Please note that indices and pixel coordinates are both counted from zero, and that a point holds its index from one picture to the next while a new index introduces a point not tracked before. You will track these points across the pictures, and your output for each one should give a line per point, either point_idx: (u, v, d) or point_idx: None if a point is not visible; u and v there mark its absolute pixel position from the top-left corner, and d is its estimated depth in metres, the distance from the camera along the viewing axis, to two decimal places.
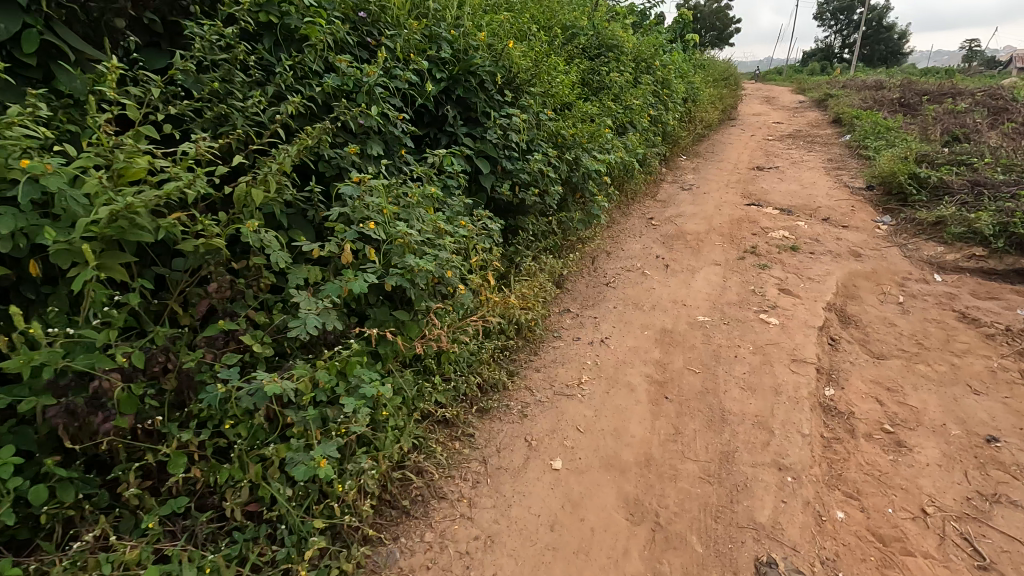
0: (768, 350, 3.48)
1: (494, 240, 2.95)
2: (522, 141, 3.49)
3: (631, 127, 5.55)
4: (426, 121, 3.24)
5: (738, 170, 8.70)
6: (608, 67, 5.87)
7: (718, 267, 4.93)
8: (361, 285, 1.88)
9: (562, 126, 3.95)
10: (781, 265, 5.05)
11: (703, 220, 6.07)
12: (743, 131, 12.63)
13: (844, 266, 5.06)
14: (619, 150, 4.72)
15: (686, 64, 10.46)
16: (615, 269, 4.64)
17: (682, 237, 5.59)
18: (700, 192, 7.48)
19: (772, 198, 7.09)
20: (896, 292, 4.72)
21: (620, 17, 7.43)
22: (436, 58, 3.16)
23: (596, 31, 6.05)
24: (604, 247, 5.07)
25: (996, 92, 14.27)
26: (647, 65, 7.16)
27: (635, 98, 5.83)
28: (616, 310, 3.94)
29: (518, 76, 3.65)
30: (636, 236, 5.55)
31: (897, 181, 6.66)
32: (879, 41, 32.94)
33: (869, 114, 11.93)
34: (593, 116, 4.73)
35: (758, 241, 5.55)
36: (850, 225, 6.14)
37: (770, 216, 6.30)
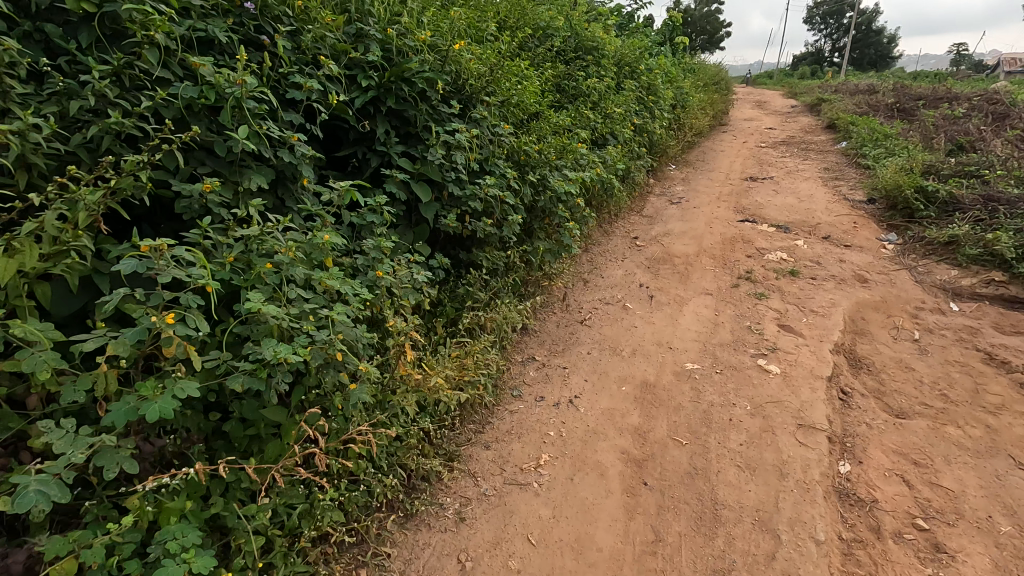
0: (767, 409, 2.93)
1: (425, 291, 2.37)
2: (472, 161, 2.92)
3: (611, 138, 5.00)
4: (350, 138, 2.64)
5: (730, 181, 8.17)
6: (586, 72, 5.32)
7: (709, 297, 4.38)
8: (160, 408, 1.34)
9: (525, 142, 3.37)
10: (779, 293, 4.51)
11: (692, 240, 5.53)
12: (735, 138, 12.13)
13: (849, 294, 4.53)
14: (596, 166, 4.16)
15: (675, 68, 9.95)
16: (592, 303, 4.08)
17: (670, 261, 5.03)
18: (690, 206, 6.95)
19: (768, 213, 6.55)
20: (909, 325, 4.19)
21: (602, 18, 6.90)
22: (362, 62, 2.59)
23: (573, 33, 5.51)
24: (581, 275, 4.51)
25: (993, 98, 13.89)
26: (631, 70, 6.63)
27: (617, 106, 5.29)
28: (590, 356, 3.37)
29: (469, 84, 3.07)
30: (619, 261, 4.98)
31: (903, 195, 6.14)
32: (870, 45, 32.72)
33: (865, 120, 11.45)
34: (566, 128, 4.17)
35: (752, 265, 5.01)
36: (853, 245, 5.61)
37: (765, 234, 5.76)
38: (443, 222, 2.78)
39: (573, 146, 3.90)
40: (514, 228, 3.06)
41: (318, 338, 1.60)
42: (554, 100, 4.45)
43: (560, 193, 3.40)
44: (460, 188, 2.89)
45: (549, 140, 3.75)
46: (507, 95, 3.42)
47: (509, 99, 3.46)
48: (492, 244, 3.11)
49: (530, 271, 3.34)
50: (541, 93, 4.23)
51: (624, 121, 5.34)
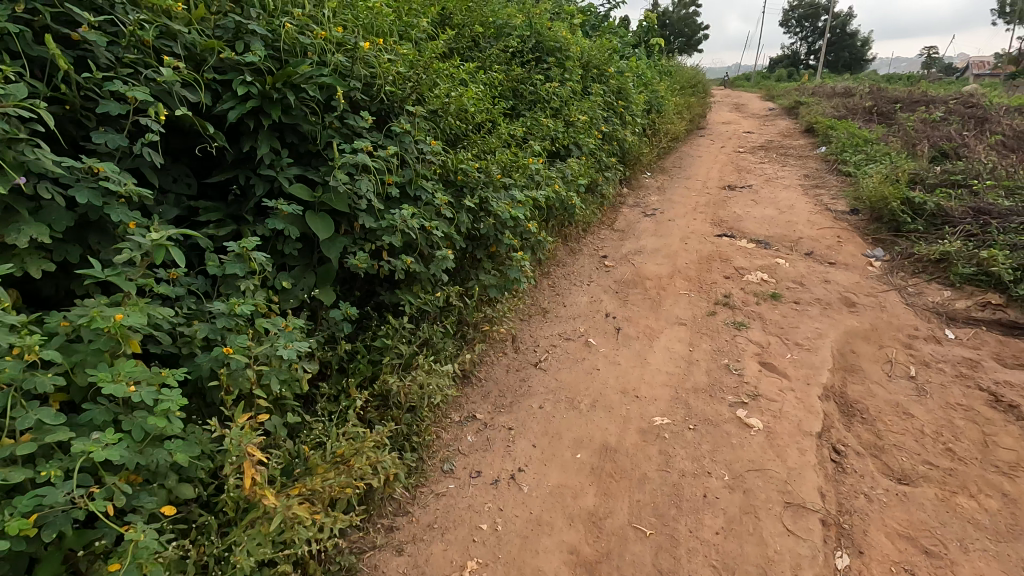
0: (748, 480, 2.46)
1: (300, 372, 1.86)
2: (389, 186, 2.40)
3: (573, 149, 4.52)
4: (227, 160, 2.11)
5: (708, 190, 7.76)
6: (545, 77, 4.85)
7: (682, 328, 3.92)
8: None
9: (463, 159, 2.87)
10: (759, 322, 4.07)
11: (666, 259, 5.07)
12: (713, 142, 11.79)
13: (835, 322, 4.10)
14: (553, 183, 3.67)
15: (649, 72, 9.53)
16: (550, 340, 3.58)
17: (640, 284, 4.56)
18: (664, 218, 6.51)
19: (747, 226, 6.13)
20: (903, 358, 3.77)
21: (568, 18, 6.43)
22: (239, 64, 2.07)
23: (532, 34, 5.03)
24: (540, 305, 4.01)
25: (968, 101, 13.80)
26: (600, 72, 6.16)
27: (581, 112, 4.81)
28: (542, 410, 2.88)
29: (389, 90, 2.56)
30: (584, 285, 4.49)
31: (888, 207, 5.76)
32: (844, 48, 32.94)
33: (844, 125, 11.17)
34: (517, 140, 3.68)
35: (729, 288, 4.57)
36: (838, 262, 5.20)
37: (744, 251, 5.33)
38: (349, 263, 2.25)
39: (523, 162, 3.40)
40: (444, 264, 2.53)
41: (45, 502, 1.28)
42: (506, 108, 3.96)
43: (507, 217, 2.88)
44: (374, 219, 2.36)
45: (494, 156, 3.26)
46: (440, 105, 2.91)
47: (444, 109, 2.95)
48: (422, 282, 2.58)
49: (470, 312, 2.83)
50: (488, 101, 3.73)
51: (588, 130, 4.89)
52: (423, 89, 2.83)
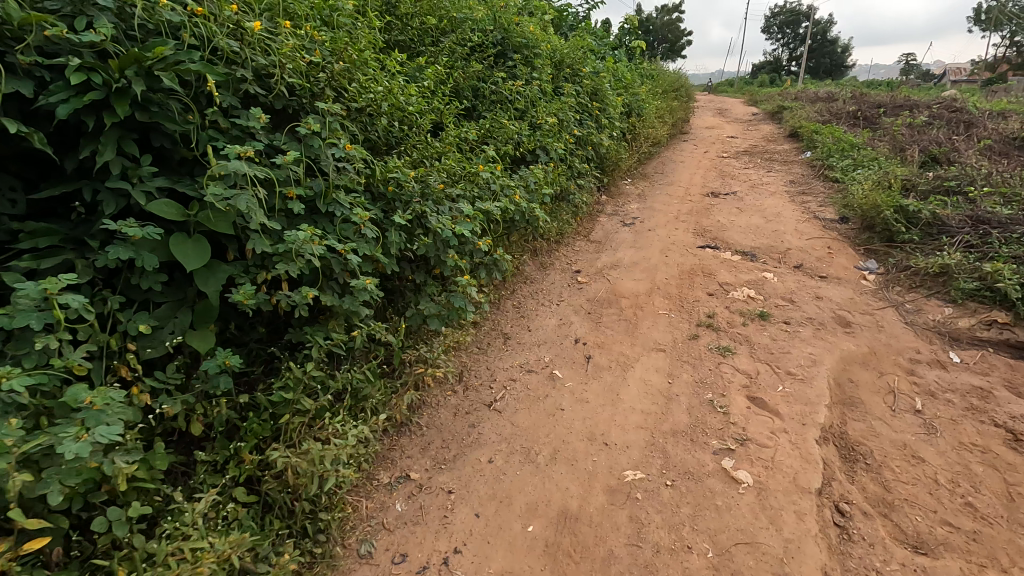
0: (736, 558, 2.02)
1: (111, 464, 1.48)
2: (289, 202, 1.94)
3: (539, 155, 4.09)
4: (67, 169, 1.64)
5: (690, 198, 7.37)
6: (509, 76, 4.43)
7: (660, 354, 3.49)
8: None
9: (395, 167, 2.41)
10: (746, 346, 3.66)
11: (644, 273, 4.65)
12: (696, 147, 11.46)
13: (830, 344, 3.70)
14: (512, 194, 3.23)
15: (629, 74, 9.16)
16: (509, 373, 3.13)
17: (616, 303, 4.13)
18: (644, 228, 6.10)
19: (732, 236, 5.74)
20: (907, 387, 3.37)
21: (539, 14, 6.02)
22: (78, 46, 1.60)
23: (495, 29, 4.61)
24: (501, 331, 3.56)
25: (950, 105, 13.67)
26: (573, 72, 5.75)
27: (548, 114, 4.39)
28: (492, 465, 2.42)
29: (295, 84, 2.10)
30: (553, 305, 4.06)
31: (881, 216, 5.40)
32: (824, 54, 33.10)
33: (829, 130, 10.90)
34: (470, 145, 3.23)
35: (713, 306, 4.15)
36: (829, 276, 4.82)
37: (729, 264, 4.93)
38: (232, 299, 1.78)
39: (474, 170, 2.96)
40: (364, 296, 2.07)
41: None
42: (459, 109, 3.52)
43: (448, 236, 2.42)
44: (271, 242, 1.90)
45: (439, 163, 2.81)
46: (368, 103, 2.46)
47: (374, 108, 2.50)
48: (338, 317, 2.12)
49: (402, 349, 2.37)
50: (438, 101, 3.29)
51: (557, 134, 4.47)
52: (346, 84, 2.38)
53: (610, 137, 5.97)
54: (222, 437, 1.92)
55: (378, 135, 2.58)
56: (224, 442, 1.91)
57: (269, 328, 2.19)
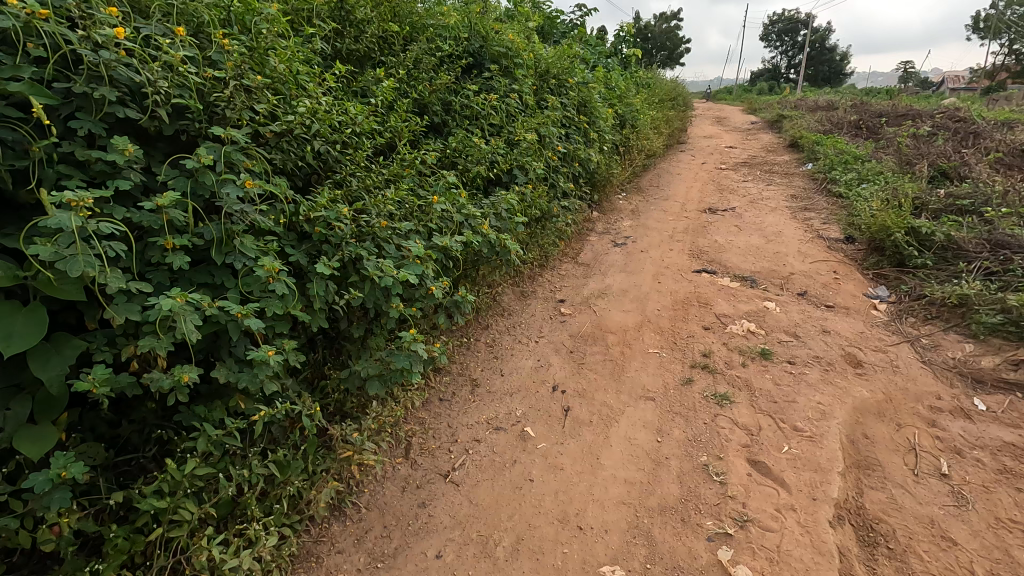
0: None
1: None
2: (166, 255, 1.54)
3: (515, 177, 3.70)
4: None
5: (686, 214, 6.99)
6: (484, 90, 4.06)
7: (648, 404, 3.09)
8: None
9: (322, 202, 2.00)
10: (747, 392, 3.25)
11: (634, 304, 4.25)
12: (693, 158, 11.10)
13: (841, 390, 3.30)
14: (478, 225, 2.83)
15: (622, 84, 8.81)
16: (474, 432, 2.72)
17: (602, 339, 3.73)
18: (636, 248, 5.70)
19: (731, 258, 5.34)
20: (930, 443, 2.97)
21: (523, 22, 5.67)
22: None
23: (469, 38, 4.23)
24: (470, 377, 3.15)
25: (953, 115, 13.36)
26: (559, 84, 5.37)
27: (527, 130, 4.01)
28: (440, 562, 2.01)
29: (185, 103, 1.74)
30: (531, 343, 3.65)
31: (891, 238, 5.01)
32: (822, 62, 32.92)
33: (831, 142, 10.55)
34: (428, 170, 2.84)
35: (709, 343, 3.76)
36: (837, 305, 4.42)
37: (728, 292, 4.53)
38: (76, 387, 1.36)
39: (430, 201, 2.56)
40: (266, 371, 1.63)
41: None
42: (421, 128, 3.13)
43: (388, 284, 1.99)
44: (140, 309, 1.48)
45: (386, 193, 2.41)
46: (291, 127, 2.07)
47: (300, 131, 2.11)
48: (239, 394, 1.70)
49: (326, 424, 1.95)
50: (394, 120, 2.90)
51: (537, 153, 4.09)
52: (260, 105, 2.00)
53: (599, 152, 5.60)
54: (78, 556, 1.51)
55: (308, 163, 2.18)
56: (81, 562, 1.50)
57: (158, 405, 1.78)
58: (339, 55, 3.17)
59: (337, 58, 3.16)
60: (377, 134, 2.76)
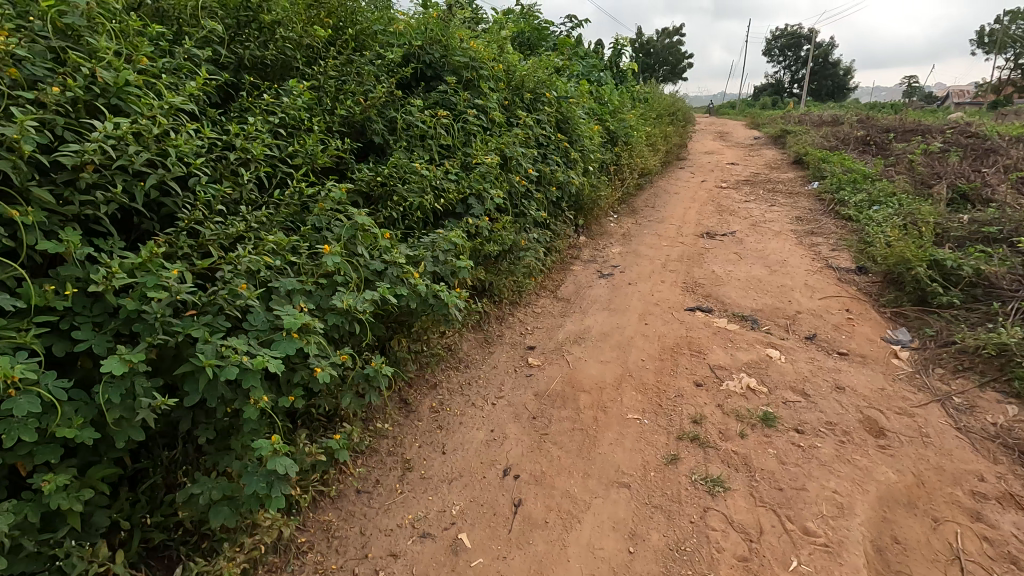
0: None
1: None
2: None
3: (466, 210, 3.15)
4: None
5: (682, 239, 6.43)
6: (437, 105, 3.53)
7: (620, 493, 2.49)
8: None
9: (131, 260, 1.49)
10: (744, 474, 2.64)
11: (615, 352, 3.66)
12: (694, 176, 10.55)
13: (861, 471, 2.68)
14: (399, 272, 2.25)
15: (616, 98, 8.30)
16: (392, 542, 2.14)
17: (572, 400, 3.14)
18: (624, 280, 5.12)
19: (729, 293, 4.74)
20: (979, 550, 2.34)
21: (498, 31, 5.16)
22: None
23: (423, 45, 3.72)
24: (401, 458, 2.56)
25: (965, 131, 12.76)
26: (536, 98, 4.84)
27: (486, 151, 3.47)
28: None
29: None
30: (486, 407, 3.05)
31: (913, 272, 4.40)
32: (827, 76, 32.51)
33: (839, 159, 9.97)
34: (336, 207, 2.29)
35: (700, 404, 3.16)
36: (851, 353, 3.81)
37: (724, 336, 3.93)
38: None
39: (323, 252, 2.00)
40: None
41: None
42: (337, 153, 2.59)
43: (222, 379, 1.44)
44: None
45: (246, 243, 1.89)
46: (84, 158, 1.67)
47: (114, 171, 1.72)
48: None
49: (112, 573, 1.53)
50: (293, 144, 2.40)
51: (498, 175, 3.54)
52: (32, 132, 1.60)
53: (581, 174, 5.06)
54: None
55: (129, 203, 1.78)
56: None
57: None
58: (239, 63, 2.67)
59: (240, 70, 2.68)
60: (265, 162, 2.26)
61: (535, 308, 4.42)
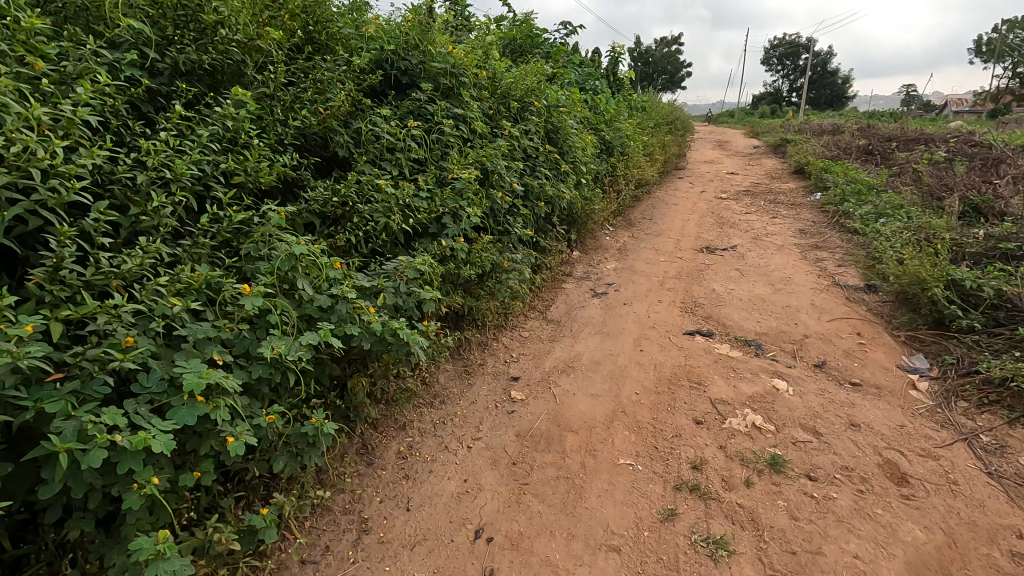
0: None
1: None
2: None
3: (437, 232, 2.86)
4: None
5: (680, 254, 6.13)
6: (411, 115, 3.25)
7: (608, 558, 2.17)
8: None
9: None
10: (751, 533, 2.32)
11: (607, 384, 3.34)
12: (692, 186, 10.27)
13: (884, 530, 2.35)
14: (349, 308, 1.95)
15: (611, 107, 8.04)
16: None
17: (557, 442, 2.82)
18: (618, 299, 4.81)
19: (731, 314, 4.43)
20: None
21: (485, 36, 4.89)
22: None
23: (397, 51, 3.44)
24: (358, 517, 2.24)
25: (968, 140, 12.55)
26: (524, 108, 4.56)
27: (464, 165, 3.17)
28: None
29: None
30: (461, 451, 2.72)
31: (929, 293, 4.09)
32: (825, 86, 32.41)
33: (842, 169, 9.69)
34: (273, 234, 2.02)
35: (700, 445, 2.84)
36: (865, 383, 3.50)
37: (726, 364, 3.62)
38: None
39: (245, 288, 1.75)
40: None
41: None
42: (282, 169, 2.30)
43: (83, 467, 1.30)
44: None
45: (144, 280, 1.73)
46: None
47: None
48: None
49: None
50: (226, 162, 2.13)
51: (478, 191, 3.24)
52: None
53: (572, 187, 4.77)
54: None
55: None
56: None
57: None
58: (189, 72, 2.43)
59: (175, 76, 2.39)
60: (190, 183, 2.00)
61: (522, 332, 4.11)
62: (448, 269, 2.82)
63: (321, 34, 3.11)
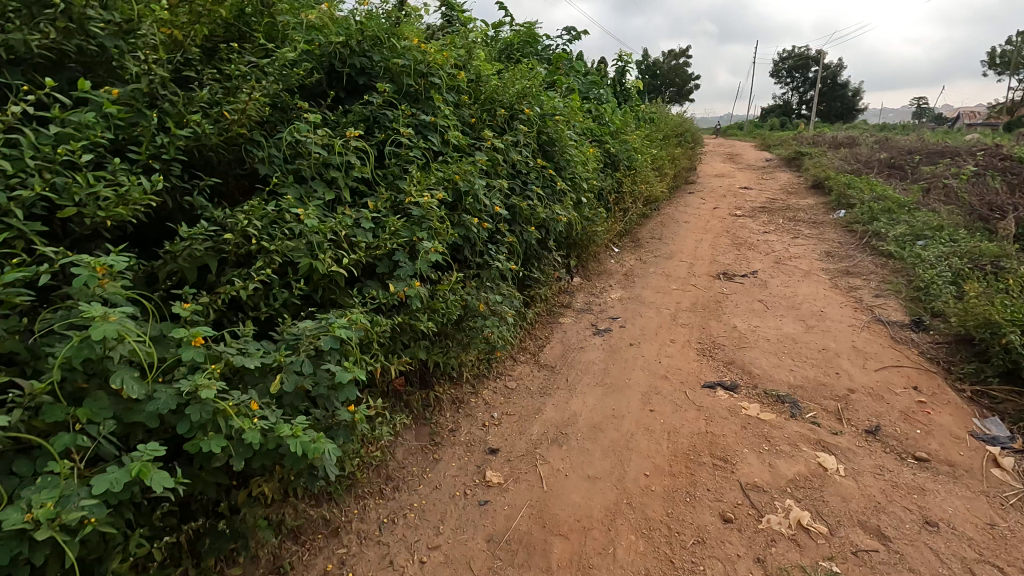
0: None
1: None
2: None
3: (386, 277, 2.21)
4: None
5: (694, 281, 5.46)
6: (363, 123, 2.62)
7: None
8: None
9: None
10: None
11: (608, 460, 2.65)
12: (704, 202, 9.61)
13: None
14: (206, 412, 1.36)
15: (617, 117, 7.42)
16: None
17: (539, 553, 2.12)
18: (624, 338, 4.14)
19: (757, 359, 3.74)
20: None
21: (470, 33, 4.27)
22: None
23: (352, 43, 2.82)
24: None
25: (997, 153, 11.84)
26: (514, 117, 3.93)
27: (426, 184, 2.52)
28: None
29: None
30: (410, 569, 2.03)
31: (1003, 341, 3.38)
32: (836, 98, 31.78)
33: (867, 185, 9.00)
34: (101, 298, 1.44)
35: (732, 558, 2.14)
36: (934, 460, 2.79)
37: (757, 431, 2.92)
38: None
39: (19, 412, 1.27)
40: None
41: None
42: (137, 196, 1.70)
43: None
44: None
45: None
46: None
47: None
48: None
49: None
50: (39, 187, 1.56)
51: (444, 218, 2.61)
52: None
53: (569, 208, 4.13)
54: None
55: None
56: None
57: None
58: (26, 59, 1.92)
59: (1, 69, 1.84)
60: None
61: (507, 384, 3.43)
62: (398, 321, 2.16)
63: (261, 25, 2.64)
